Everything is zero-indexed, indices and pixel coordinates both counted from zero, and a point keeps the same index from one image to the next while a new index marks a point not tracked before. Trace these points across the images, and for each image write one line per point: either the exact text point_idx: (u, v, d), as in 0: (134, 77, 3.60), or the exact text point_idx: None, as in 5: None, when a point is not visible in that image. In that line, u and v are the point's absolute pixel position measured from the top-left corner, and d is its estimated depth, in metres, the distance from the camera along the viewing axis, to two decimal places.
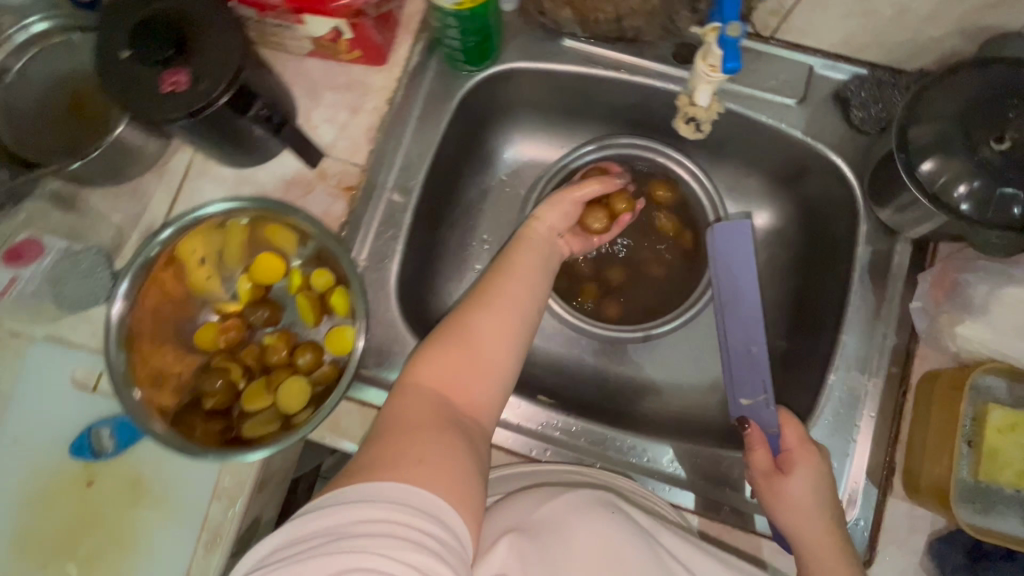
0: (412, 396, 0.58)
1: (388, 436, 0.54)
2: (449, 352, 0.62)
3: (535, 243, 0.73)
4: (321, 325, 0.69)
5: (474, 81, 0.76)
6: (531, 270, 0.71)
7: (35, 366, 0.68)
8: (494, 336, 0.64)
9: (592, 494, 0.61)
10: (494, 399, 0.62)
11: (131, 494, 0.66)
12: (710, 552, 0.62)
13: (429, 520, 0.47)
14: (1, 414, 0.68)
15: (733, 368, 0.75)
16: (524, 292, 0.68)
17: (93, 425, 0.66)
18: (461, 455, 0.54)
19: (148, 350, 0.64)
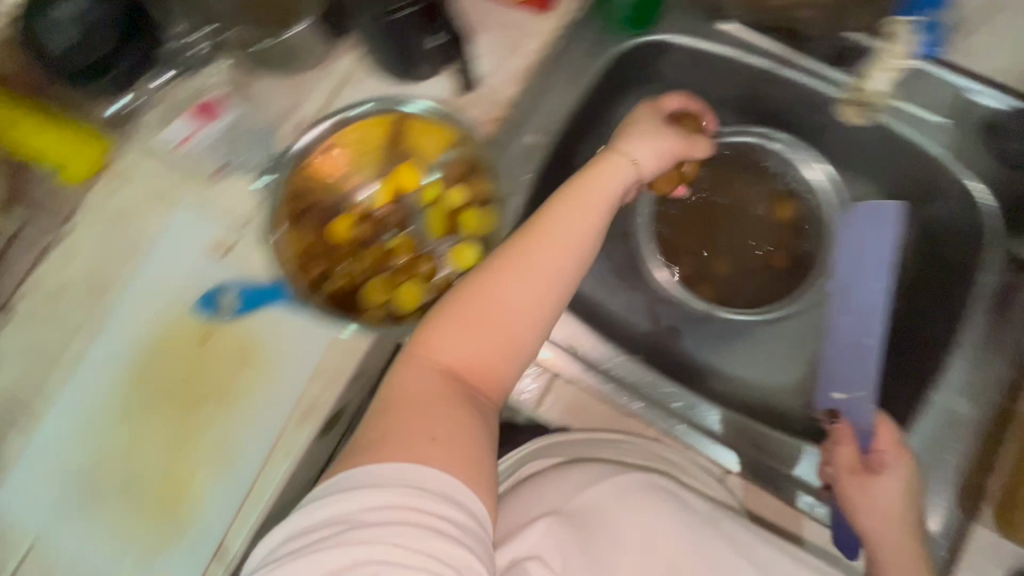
0: (425, 371, 0.58)
1: (401, 410, 0.56)
2: (464, 327, 0.60)
3: (582, 204, 0.64)
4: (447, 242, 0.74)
5: (628, 46, 0.80)
6: (571, 241, 0.63)
7: (176, 224, 0.73)
8: (515, 305, 0.60)
9: (635, 480, 0.64)
10: (512, 367, 0.61)
11: (240, 357, 0.69)
12: (773, 539, 0.62)
13: (444, 503, 0.49)
14: (140, 261, 0.73)
15: (833, 360, 0.76)
16: (554, 260, 0.62)
17: (219, 287, 0.70)
18: (470, 427, 0.56)
19: (308, 206, 0.74)
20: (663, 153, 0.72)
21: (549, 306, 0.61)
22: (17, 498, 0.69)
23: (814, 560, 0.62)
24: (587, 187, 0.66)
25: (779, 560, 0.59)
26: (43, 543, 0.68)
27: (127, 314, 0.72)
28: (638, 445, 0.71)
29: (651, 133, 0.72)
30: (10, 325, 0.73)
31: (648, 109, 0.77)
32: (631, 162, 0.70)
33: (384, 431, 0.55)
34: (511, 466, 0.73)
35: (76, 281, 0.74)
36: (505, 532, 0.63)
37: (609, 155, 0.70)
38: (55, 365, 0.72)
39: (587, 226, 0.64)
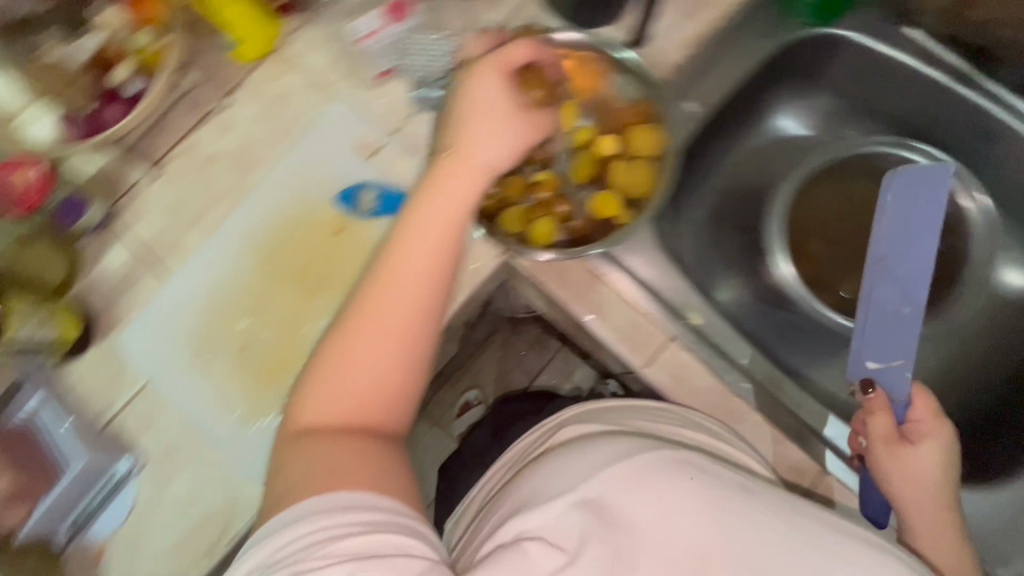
0: (307, 440, 0.49)
1: (297, 466, 0.47)
2: (331, 382, 0.50)
3: (434, 204, 0.54)
4: (586, 188, 0.72)
5: (804, 35, 0.78)
6: (427, 263, 0.52)
7: (329, 118, 0.76)
8: (395, 319, 0.50)
9: (660, 452, 0.47)
10: (405, 391, 0.51)
11: (369, 255, 0.71)
12: (830, 516, 0.46)
13: (363, 510, 0.42)
14: (287, 146, 0.76)
15: (867, 328, 0.68)
16: (427, 263, 0.52)
17: (363, 184, 0.73)
18: (388, 462, 0.47)
19: None
20: (508, 142, 0.57)
21: (407, 336, 0.51)
22: (136, 342, 0.72)
23: (881, 543, 0.46)
24: (430, 200, 0.54)
25: (853, 554, 0.43)
26: (154, 388, 0.71)
27: (267, 192, 0.75)
28: (672, 411, 0.61)
29: (487, 117, 0.57)
30: (159, 180, 0.77)
31: (489, 79, 0.57)
32: (474, 165, 0.56)
33: (289, 486, 0.46)
34: (546, 430, 0.61)
35: (225, 152, 0.77)
36: (507, 511, 0.48)
37: (434, 166, 0.56)
38: (193, 226, 0.75)
39: (438, 237, 0.53)
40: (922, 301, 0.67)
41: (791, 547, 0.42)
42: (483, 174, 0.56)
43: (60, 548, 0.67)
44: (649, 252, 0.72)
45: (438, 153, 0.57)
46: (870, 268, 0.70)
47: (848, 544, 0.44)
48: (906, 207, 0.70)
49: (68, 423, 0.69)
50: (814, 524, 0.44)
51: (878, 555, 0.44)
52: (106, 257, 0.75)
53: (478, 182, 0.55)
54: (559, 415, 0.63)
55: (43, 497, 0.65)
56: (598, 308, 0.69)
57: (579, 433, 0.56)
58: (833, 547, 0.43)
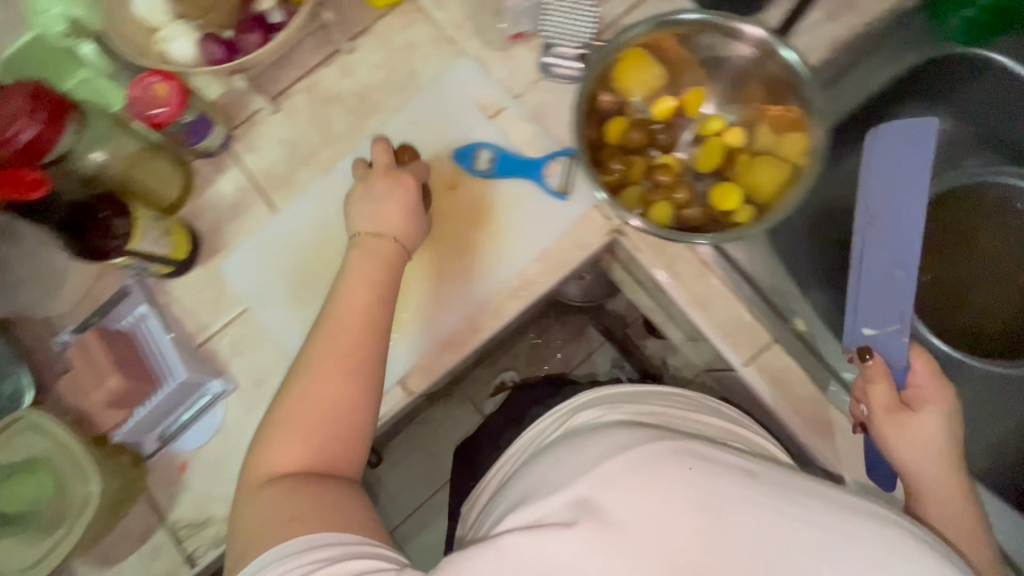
0: (264, 487, 0.50)
1: (264, 518, 0.48)
2: (288, 438, 0.52)
3: (359, 281, 0.59)
4: (709, 177, 0.70)
5: (948, 52, 0.75)
6: (360, 319, 0.57)
7: (454, 73, 0.76)
8: (310, 411, 0.53)
9: (660, 441, 0.43)
10: (355, 435, 0.54)
11: (480, 215, 0.71)
12: (844, 495, 0.42)
13: (323, 547, 0.44)
14: (408, 97, 0.76)
15: (861, 293, 0.62)
16: (356, 323, 0.57)
17: (482, 143, 0.72)
18: (343, 500, 0.49)
19: (618, 77, 0.67)
20: (415, 209, 0.64)
21: (357, 379, 0.54)
22: (239, 267, 0.73)
23: (892, 516, 0.41)
24: (356, 277, 0.60)
25: (873, 543, 0.39)
26: (251, 314, 0.72)
27: (384, 139, 0.75)
28: (688, 397, 0.64)
29: (376, 194, 0.64)
30: (278, 113, 0.77)
31: (381, 181, 0.65)
32: (396, 243, 0.62)
33: (248, 543, 0.47)
34: (563, 415, 0.61)
35: (346, 95, 0.77)
36: (502, 511, 0.47)
37: (356, 247, 0.62)
38: (306, 163, 0.76)
39: (365, 301, 0.58)
40: (915, 262, 0.61)
41: (800, 540, 0.38)
42: (404, 255, 0.63)
43: (147, 455, 0.69)
44: (763, 253, 0.70)
45: (363, 233, 0.63)
46: (861, 229, 0.63)
47: (864, 530, 0.39)
48: (891, 167, 0.63)
49: (173, 335, 0.70)
50: (823, 508, 0.40)
51: (902, 537, 0.39)
52: (218, 182, 0.76)
53: (396, 263, 0.62)
54: (573, 401, 0.63)
55: (143, 402, 0.66)
56: (703, 301, 0.68)
57: (595, 420, 0.56)
58: (846, 531, 0.39)
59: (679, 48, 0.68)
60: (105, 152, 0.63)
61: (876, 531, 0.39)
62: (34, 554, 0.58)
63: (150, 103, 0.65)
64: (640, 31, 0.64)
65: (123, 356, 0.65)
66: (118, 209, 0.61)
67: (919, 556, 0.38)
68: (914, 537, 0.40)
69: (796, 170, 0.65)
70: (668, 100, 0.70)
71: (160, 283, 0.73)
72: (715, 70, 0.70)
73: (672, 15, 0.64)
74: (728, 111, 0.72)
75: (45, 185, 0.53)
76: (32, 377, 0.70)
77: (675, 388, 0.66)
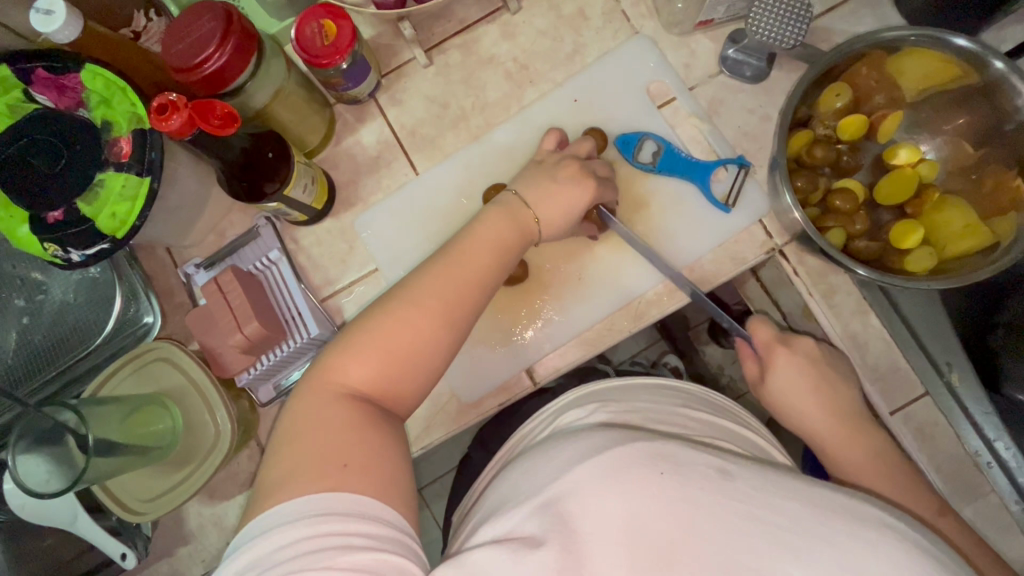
0: (330, 399, 0.45)
1: (313, 441, 0.42)
2: (360, 351, 0.47)
3: (489, 244, 0.54)
4: (889, 212, 0.65)
5: None
6: (472, 280, 0.52)
7: (626, 54, 0.70)
8: (381, 354, 0.47)
9: (631, 445, 0.41)
10: (422, 384, 0.49)
11: (632, 210, 0.68)
12: (828, 493, 0.40)
13: (364, 521, 0.38)
14: (573, 73, 0.71)
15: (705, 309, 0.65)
16: (462, 286, 0.51)
17: (646, 133, 0.68)
18: (384, 445, 0.44)
19: (846, 82, 0.62)
20: (575, 216, 0.59)
21: (451, 327, 0.49)
22: (375, 226, 0.71)
23: (871, 510, 0.39)
24: (488, 230, 0.55)
25: (847, 546, 0.36)
26: (382, 276, 0.70)
27: (545, 113, 0.70)
28: (680, 391, 0.61)
29: (557, 175, 0.60)
30: (430, 67, 0.72)
31: (569, 167, 0.60)
32: (533, 217, 0.58)
33: (298, 464, 0.41)
34: (550, 417, 0.60)
35: (505, 58, 0.72)
36: (479, 518, 0.46)
37: (497, 204, 0.57)
38: (454, 127, 0.72)
39: (486, 264, 0.53)
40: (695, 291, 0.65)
41: (770, 542, 0.36)
42: (529, 243, 0.58)
43: (263, 403, 0.67)
44: (925, 297, 0.67)
45: (516, 191, 0.59)
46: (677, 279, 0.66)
47: (836, 527, 0.37)
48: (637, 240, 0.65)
49: (304, 287, 0.68)
50: (800, 509, 0.38)
51: (879, 534, 0.37)
52: (360, 133, 0.72)
53: (526, 239, 0.57)
54: (558, 403, 0.62)
55: (270, 351, 0.64)
56: (856, 340, 0.65)
57: (581, 419, 0.54)
58: (820, 532, 0.36)
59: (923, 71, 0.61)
60: (270, 94, 0.60)
61: (852, 531, 0.37)
62: (169, 482, 0.62)
63: (317, 44, 0.59)
64: (898, 37, 0.58)
65: (259, 302, 0.63)
66: (283, 151, 0.57)
67: (891, 551, 0.36)
68: (896, 535, 0.37)
69: (993, 243, 0.59)
70: (895, 118, 0.64)
71: (290, 227, 0.70)
72: (936, 98, 0.64)
73: (948, 36, 0.58)
74: (930, 145, 0.67)
75: (236, 122, 0.49)
76: (158, 304, 0.70)
77: (667, 379, 0.63)
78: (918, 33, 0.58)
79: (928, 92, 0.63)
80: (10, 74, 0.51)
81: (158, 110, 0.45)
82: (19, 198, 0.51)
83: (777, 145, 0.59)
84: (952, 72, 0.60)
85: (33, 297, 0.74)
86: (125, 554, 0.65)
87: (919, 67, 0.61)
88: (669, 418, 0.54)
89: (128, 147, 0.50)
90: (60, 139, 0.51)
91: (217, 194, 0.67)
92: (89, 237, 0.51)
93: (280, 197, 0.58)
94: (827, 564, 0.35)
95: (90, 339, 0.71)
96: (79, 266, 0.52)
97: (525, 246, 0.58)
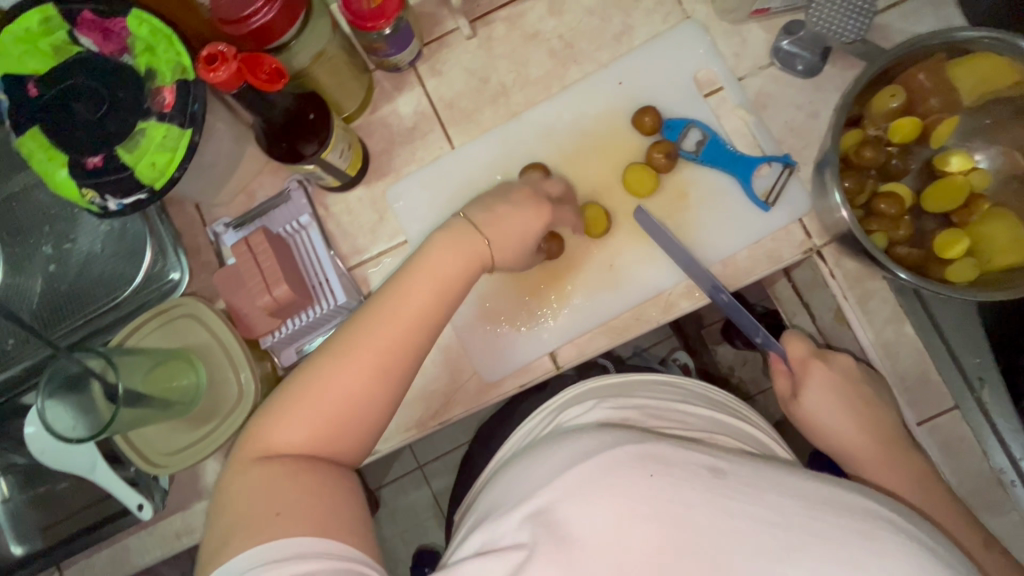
0: (258, 463, 0.43)
1: (252, 495, 0.41)
2: (293, 411, 0.44)
3: (423, 281, 0.48)
4: (935, 219, 0.64)
5: None
6: (405, 321, 0.46)
7: (675, 38, 0.68)
8: (314, 411, 0.44)
9: (620, 445, 0.40)
10: (368, 429, 0.46)
11: (671, 199, 0.67)
12: (836, 491, 0.39)
13: (312, 558, 0.38)
14: (619, 55, 0.69)
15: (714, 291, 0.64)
16: (395, 331, 0.46)
17: (692, 121, 0.66)
18: (323, 494, 0.42)
19: (905, 82, 0.61)
20: (531, 241, 0.56)
21: (387, 373, 0.45)
22: (407, 197, 0.70)
23: (904, 522, 0.38)
24: (433, 264, 0.49)
25: (856, 548, 0.35)
26: (410, 248, 0.69)
27: (587, 95, 0.69)
28: (678, 387, 0.60)
29: (509, 198, 0.56)
30: (473, 39, 0.71)
31: (520, 191, 0.57)
32: (485, 243, 0.53)
33: (234, 523, 0.40)
34: (550, 414, 0.58)
35: (550, 35, 0.70)
36: (473, 521, 0.45)
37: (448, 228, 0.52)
38: (493, 102, 0.70)
39: (424, 302, 0.48)
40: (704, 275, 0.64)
41: (773, 543, 0.36)
42: (484, 268, 0.53)
43: (285, 366, 0.67)
44: (962, 308, 0.66)
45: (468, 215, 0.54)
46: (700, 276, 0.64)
47: (844, 524, 0.36)
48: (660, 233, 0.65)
49: (332, 253, 0.68)
50: (793, 503, 0.37)
51: (885, 531, 0.36)
52: (397, 102, 0.71)
53: (476, 267, 0.51)
54: (560, 398, 0.60)
55: (296, 315, 0.64)
56: (889, 347, 0.64)
57: (579, 417, 0.53)
58: (815, 528, 0.36)
59: (988, 76, 0.59)
60: (312, 55, 0.59)
61: (849, 524, 0.36)
62: (189, 437, 0.62)
63: (363, 6, 0.58)
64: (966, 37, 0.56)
65: (288, 266, 0.62)
66: (325, 115, 0.55)
67: (896, 550, 0.35)
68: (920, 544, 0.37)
69: None
70: (950, 124, 0.62)
71: (321, 193, 0.69)
72: (995, 105, 0.62)
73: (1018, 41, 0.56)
74: (984, 154, 0.64)
75: (283, 79, 0.48)
76: (185, 261, 0.69)
77: (669, 378, 0.61)
78: (988, 34, 0.56)
79: (990, 98, 0.61)
80: (56, 14, 0.50)
81: (206, 60, 0.44)
82: (59, 143, 0.50)
83: (830, 142, 0.58)
84: (1013, 77, 0.58)
85: (60, 245, 0.74)
86: (141, 505, 0.65)
87: (982, 72, 0.59)
88: (664, 415, 0.53)
89: (171, 98, 0.49)
90: (102, 84, 0.50)
91: (250, 154, 0.66)
92: (127, 186, 0.50)
93: (318, 159, 0.57)
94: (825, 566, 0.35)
95: (114, 292, 0.71)
96: (115, 215, 0.51)
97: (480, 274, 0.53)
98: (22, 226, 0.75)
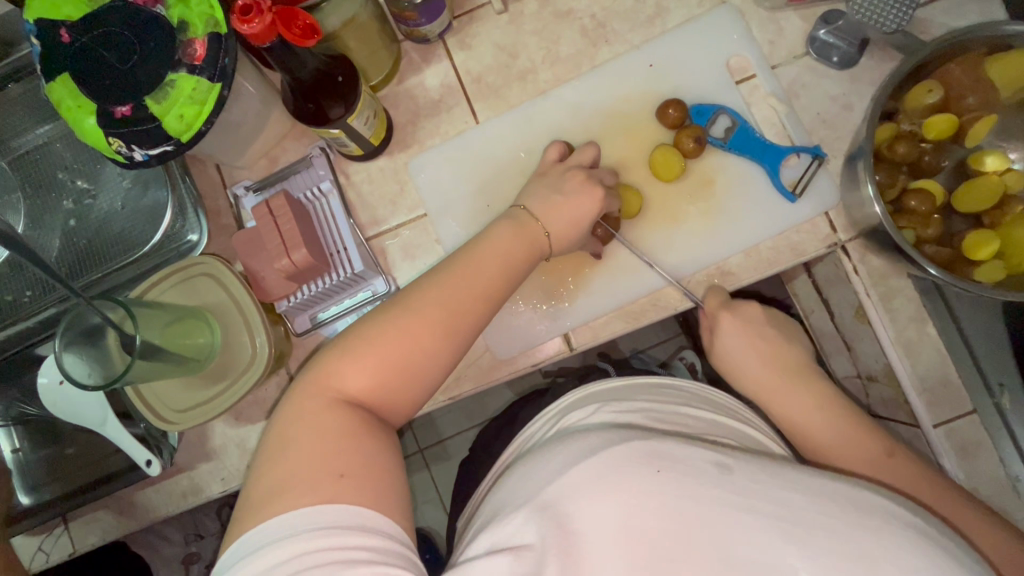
0: (322, 409, 0.44)
1: (292, 457, 0.41)
2: (355, 359, 0.45)
3: (485, 255, 0.51)
4: (965, 219, 0.63)
5: None
6: (469, 291, 0.49)
7: (710, 24, 0.67)
8: (378, 363, 0.45)
9: (627, 443, 0.40)
10: (422, 390, 0.47)
11: (699, 185, 0.66)
12: (841, 486, 0.38)
13: (361, 532, 0.38)
14: (651, 38, 0.68)
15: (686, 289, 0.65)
16: (462, 298, 0.48)
17: (722, 107, 0.65)
18: (374, 453, 0.42)
19: (942, 77, 0.59)
20: (573, 220, 0.57)
21: (450, 338, 0.47)
22: (430, 169, 0.69)
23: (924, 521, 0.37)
24: (496, 246, 0.52)
25: (865, 540, 0.35)
26: (430, 221, 0.69)
27: (617, 75, 0.68)
28: (682, 389, 0.59)
29: (562, 188, 0.58)
30: (504, 14, 0.70)
31: (574, 177, 0.58)
32: (543, 231, 0.56)
33: (280, 484, 0.40)
34: (552, 419, 0.57)
35: (583, 13, 0.69)
36: (480, 523, 0.44)
37: (506, 218, 0.56)
38: (520, 80, 0.70)
39: (489, 277, 0.50)
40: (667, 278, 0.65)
41: (780, 537, 0.35)
42: (540, 259, 0.56)
43: (298, 332, 0.67)
44: (988, 312, 0.64)
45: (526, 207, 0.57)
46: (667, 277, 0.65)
47: (846, 517, 0.36)
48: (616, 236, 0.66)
49: (352, 222, 0.67)
50: (800, 499, 0.37)
51: (892, 527, 0.36)
52: (423, 75, 0.70)
53: (536, 254, 0.55)
54: (562, 401, 0.60)
55: (314, 281, 0.64)
56: (909, 346, 0.63)
57: (582, 420, 0.52)
58: (822, 522, 0.35)
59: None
60: (341, 20, 0.58)
61: (856, 519, 0.36)
62: (202, 395, 0.62)
63: None
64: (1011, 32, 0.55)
65: (308, 231, 0.62)
66: (353, 77, 0.55)
67: (906, 545, 0.35)
68: (939, 544, 0.36)
69: None
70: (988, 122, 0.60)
71: (343, 161, 0.69)
72: None
73: None
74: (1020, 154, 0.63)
75: (316, 35, 0.48)
76: (204, 223, 0.69)
77: (671, 380, 0.60)
78: None
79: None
80: None
81: (242, 9, 0.43)
82: (87, 90, 0.50)
83: (867, 131, 0.56)
84: None
85: (80, 201, 0.75)
86: (150, 460, 0.65)
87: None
88: (665, 417, 0.52)
89: (202, 50, 0.49)
90: (134, 33, 0.50)
91: (275, 118, 0.66)
92: (154, 137, 0.50)
93: (343, 124, 0.57)
94: (833, 559, 0.34)
95: (132, 250, 0.72)
96: (140, 166, 0.51)
97: (535, 265, 0.55)
98: (46, 180, 0.75)
